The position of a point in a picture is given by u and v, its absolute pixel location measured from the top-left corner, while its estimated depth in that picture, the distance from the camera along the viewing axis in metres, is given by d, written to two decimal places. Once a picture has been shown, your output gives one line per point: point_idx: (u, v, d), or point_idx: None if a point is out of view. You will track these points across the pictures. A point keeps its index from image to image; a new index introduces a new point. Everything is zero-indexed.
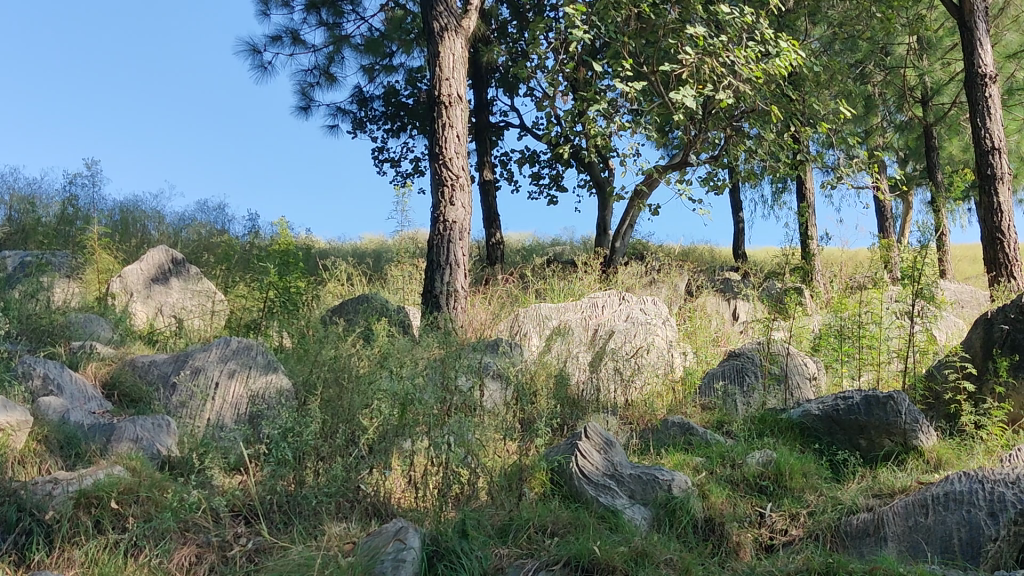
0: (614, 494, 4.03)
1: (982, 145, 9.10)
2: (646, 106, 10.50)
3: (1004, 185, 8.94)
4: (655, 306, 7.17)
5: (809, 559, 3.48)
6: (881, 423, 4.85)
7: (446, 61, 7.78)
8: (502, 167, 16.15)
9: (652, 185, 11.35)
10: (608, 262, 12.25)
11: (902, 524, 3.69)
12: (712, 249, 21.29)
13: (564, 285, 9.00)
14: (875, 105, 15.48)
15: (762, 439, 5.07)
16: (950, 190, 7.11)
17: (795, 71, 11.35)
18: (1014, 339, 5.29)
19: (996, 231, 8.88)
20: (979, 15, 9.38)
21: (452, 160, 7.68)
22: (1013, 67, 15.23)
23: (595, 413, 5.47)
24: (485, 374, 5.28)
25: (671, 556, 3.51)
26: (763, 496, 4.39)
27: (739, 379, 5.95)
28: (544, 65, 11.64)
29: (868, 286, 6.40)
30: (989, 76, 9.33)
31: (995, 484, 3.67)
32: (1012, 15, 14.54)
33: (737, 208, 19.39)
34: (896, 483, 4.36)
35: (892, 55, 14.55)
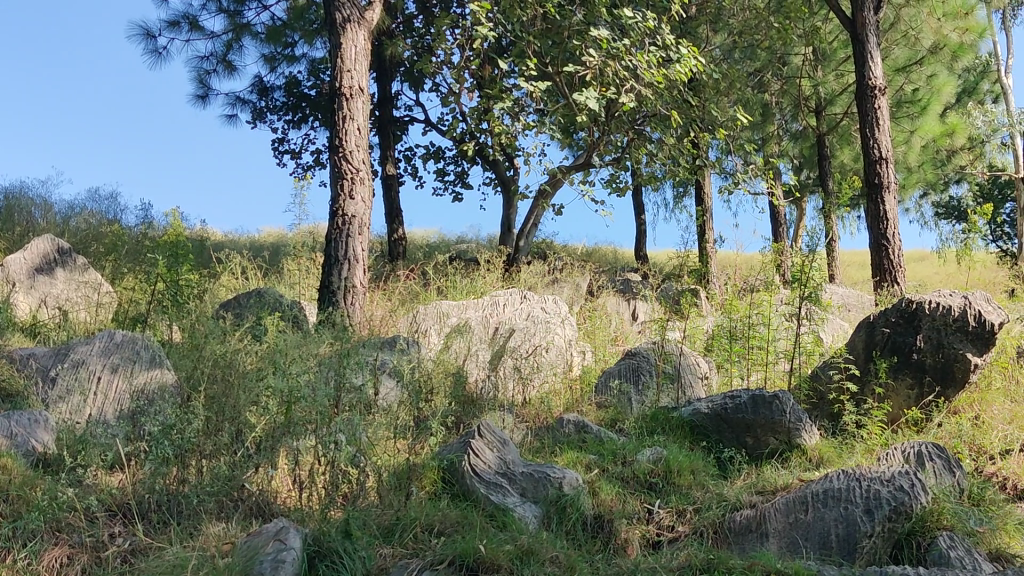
0: (505, 492, 4.00)
1: (870, 155, 9.39)
2: (550, 106, 10.52)
3: (890, 194, 9.23)
4: (555, 305, 7.17)
5: (692, 555, 3.50)
6: (767, 422, 4.94)
7: (348, 53, 7.66)
8: (406, 161, 16.04)
9: (556, 186, 11.37)
10: (511, 260, 12.26)
11: (783, 520, 3.74)
12: (614, 250, 21.53)
13: (465, 282, 8.95)
14: (770, 112, 15.76)
15: (652, 437, 5.11)
16: (840, 196, 7.30)
17: (696, 78, 11.50)
18: (894, 343, 5.45)
19: (882, 238, 9.14)
20: (871, 29, 9.69)
21: (352, 153, 7.55)
22: (902, 81, 15.78)
23: (491, 412, 5.42)
24: (380, 372, 5.19)
25: (557, 554, 3.49)
26: (651, 493, 4.42)
27: (634, 377, 6.00)
28: (449, 61, 11.56)
29: (758, 288, 6.53)
30: (878, 89, 9.64)
31: (871, 482, 3.77)
32: (900, 30, 15.04)
33: (638, 211, 19.63)
34: (779, 480, 4.46)
35: (788, 65, 14.94)
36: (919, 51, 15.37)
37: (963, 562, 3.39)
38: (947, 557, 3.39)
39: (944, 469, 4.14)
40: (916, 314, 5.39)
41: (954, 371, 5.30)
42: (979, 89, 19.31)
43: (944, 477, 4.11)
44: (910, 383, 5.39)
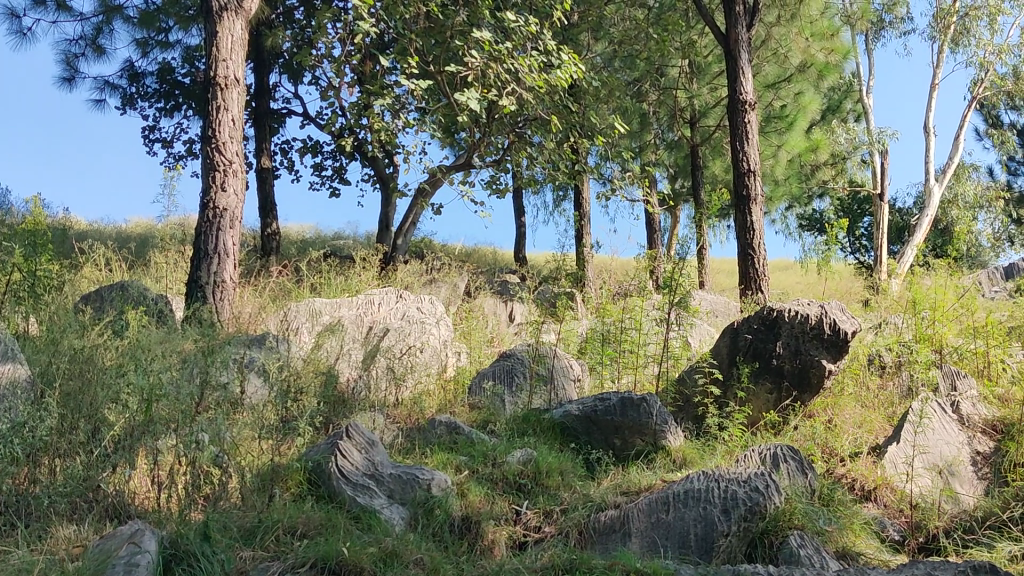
0: (372, 494, 3.97)
1: (739, 166, 9.67)
2: (431, 105, 10.45)
3: (757, 206, 9.54)
4: (431, 305, 7.13)
5: (555, 556, 3.55)
6: (634, 424, 5.05)
7: (224, 41, 7.44)
8: (282, 154, 15.73)
9: (435, 185, 11.33)
10: (389, 259, 12.16)
11: (645, 520, 3.83)
12: (494, 251, 21.64)
13: (340, 280, 8.82)
14: (648, 122, 15.89)
15: (523, 438, 5.15)
16: (710, 206, 7.52)
17: (576, 84, 11.62)
18: (756, 348, 5.65)
19: (748, 247, 9.46)
20: (743, 46, 9.99)
21: (225, 145, 7.35)
22: (771, 97, 16.40)
23: (362, 412, 5.34)
24: (247, 370, 5.06)
25: (421, 556, 3.48)
26: (519, 494, 4.45)
27: (508, 379, 6.02)
28: (329, 54, 11.39)
29: (630, 292, 6.66)
30: (748, 103, 9.92)
31: (729, 483, 3.90)
32: (771, 48, 15.66)
33: (518, 213, 19.78)
34: (642, 481, 4.57)
35: (665, 76, 15.28)
36: (788, 69, 16.06)
37: (811, 560, 3.53)
38: (797, 555, 3.52)
39: (796, 470, 4.31)
40: (777, 321, 5.59)
41: (810, 376, 5.52)
42: (843, 107, 20.23)
43: (797, 478, 4.27)
44: (770, 387, 5.60)
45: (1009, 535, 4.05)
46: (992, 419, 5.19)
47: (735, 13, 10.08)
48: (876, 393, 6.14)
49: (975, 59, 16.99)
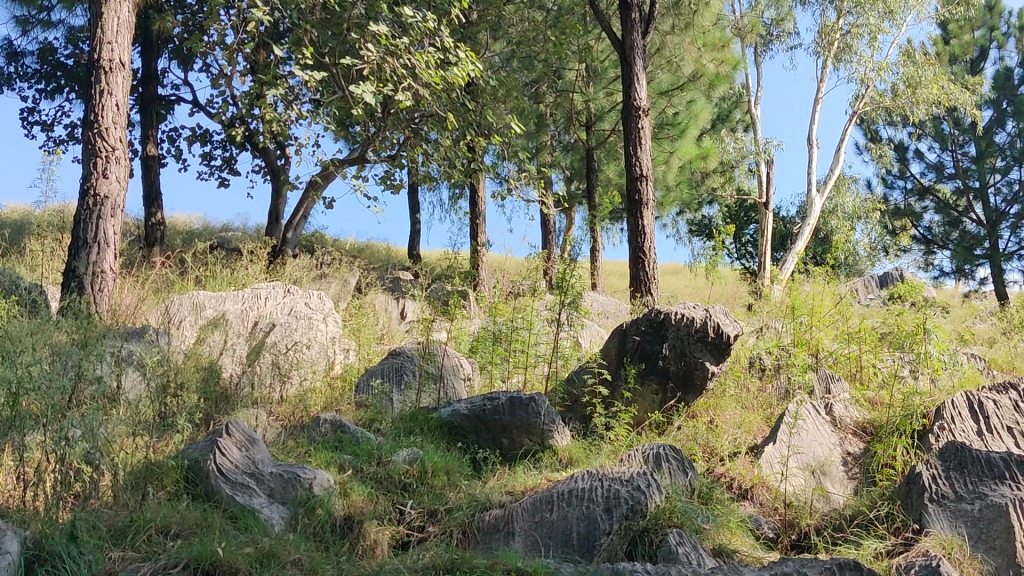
0: (251, 493, 3.88)
1: (632, 171, 9.78)
2: (326, 97, 10.25)
3: (648, 210, 9.67)
4: (319, 301, 7.00)
5: (437, 555, 3.54)
6: (521, 424, 5.07)
7: (110, 23, 7.14)
8: (169, 141, 15.25)
9: (328, 178, 11.15)
10: (278, 252, 11.91)
11: (529, 520, 3.86)
12: (388, 248, 21.47)
13: (227, 273, 8.59)
14: (544, 123, 15.92)
15: (409, 437, 5.11)
16: (602, 208, 7.60)
17: (473, 82, 11.59)
18: (643, 350, 5.74)
19: (639, 250, 9.56)
20: (638, 52, 10.10)
21: (108, 131, 7.07)
22: (664, 104, 16.71)
23: (245, 409, 5.22)
24: (125, 365, 4.88)
25: (299, 557, 3.42)
26: (403, 493, 4.40)
27: (397, 377, 5.97)
28: (221, 42, 11.09)
29: (522, 292, 6.67)
30: (642, 109, 10.06)
31: (613, 482, 3.96)
32: (665, 56, 15.99)
33: (413, 210, 19.66)
34: (528, 480, 4.59)
35: (563, 79, 15.32)
36: (681, 77, 16.39)
37: (688, 558, 3.58)
38: (675, 553, 3.58)
39: (677, 470, 4.40)
40: (664, 324, 5.70)
41: (694, 378, 5.65)
42: (732, 117, 20.80)
43: (677, 477, 4.36)
44: (656, 388, 5.70)
45: (874, 533, 4.19)
46: (862, 421, 5.41)
47: (632, 20, 10.18)
48: (756, 395, 6.31)
49: (857, 74, 17.65)
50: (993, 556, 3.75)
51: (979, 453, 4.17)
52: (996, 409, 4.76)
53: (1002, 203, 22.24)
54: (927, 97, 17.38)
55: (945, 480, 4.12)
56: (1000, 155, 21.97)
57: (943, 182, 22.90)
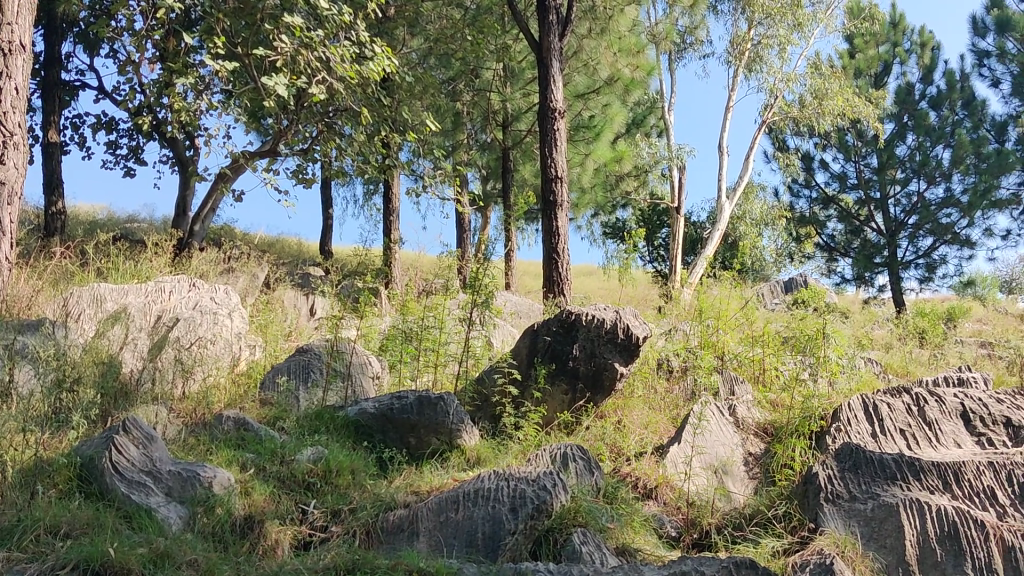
0: (148, 492, 3.78)
1: (548, 172, 9.81)
2: (237, 88, 10.03)
3: (562, 211, 9.70)
4: (226, 295, 6.85)
5: (338, 556, 3.50)
6: (429, 423, 5.04)
7: (11, 3, 6.79)
8: (73, 127, 14.75)
9: (237, 171, 10.91)
10: (184, 245, 11.62)
11: (433, 520, 3.84)
12: (299, 243, 21.17)
13: (130, 265, 8.34)
14: (461, 122, 15.85)
15: (314, 436, 5.03)
16: (515, 208, 7.61)
17: (390, 78, 11.47)
18: (553, 350, 5.75)
19: (553, 251, 9.59)
20: (555, 54, 10.13)
21: (7, 116, 6.72)
22: (580, 106, 16.84)
23: (144, 406, 5.08)
24: (17, 359, 4.70)
25: (195, 557, 3.33)
26: (307, 492, 4.33)
27: (303, 375, 5.88)
28: (129, 27, 10.76)
29: (434, 291, 6.63)
30: (558, 112, 10.09)
31: (519, 482, 3.96)
32: (581, 59, 16.08)
33: (326, 205, 19.41)
34: (434, 480, 4.57)
35: (480, 78, 15.29)
36: (597, 81, 16.43)
37: (592, 557, 3.59)
38: (578, 552, 3.59)
39: (584, 470, 4.43)
40: (575, 324, 5.72)
41: (603, 378, 5.70)
42: (646, 121, 21.10)
43: (584, 477, 4.40)
44: (565, 388, 5.71)
45: (772, 532, 4.29)
46: (764, 423, 5.55)
47: (549, 22, 10.22)
48: (663, 396, 6.38)
49: (766, 84, 18.09)
50: (884, 554, 3.87)
51: (873, 455, 4.31)
52: (890, 412, 4.90)
53: (901, 214, 23.06)
54: (833, 109, 17.89)
55: (840, 481, 4.25)
56: (900, 168, 22.76)
57: (847, 192, 23.62)
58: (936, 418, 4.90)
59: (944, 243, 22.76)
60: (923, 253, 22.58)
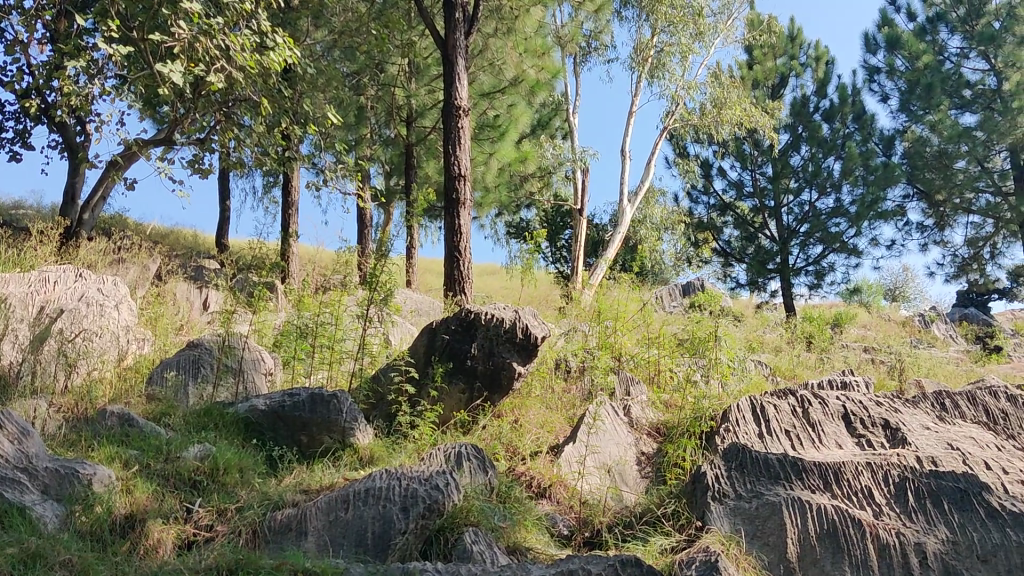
0: (22, 489, 3.64)
1: (451, 170, 9.77)
2: (132, 73, 9.70)
3: (464, 210, 9.66)
4: (113, 287, 6.62)
5: (220, 556, 3.42)
6: (322, 421, 4.97)
7: None
8: None
9: (130, 159, 10.56)
10: (71, 234, 11.17)
11: (323, 519, 3.78)
12: (195, 235, 20.63)
13: (11, 254, 7.99)
14: (364, 116, 15.67)
15: (203, 433, 4.90)
16: (416, 204, 7.57)
17: (292, 69, 11.26)
18: (452, 349, 5.73)
19: (455, 249, 9.53)
20: (460, 52, 10.10)
21: None
22: (485, 105, 16.83)
23: (22, 401, 4.86)
24: None
25: (68, 557, 3.23)
26: (192, 492, 4.21)
27: (193, 370, 5.73)
28: (16, 5, 10.28)
29: (333, 287, 6.53)
30: (463, 110, 10.06)
31: (410, 481, 3.94)
32: (487, 59, 16.10)
33: (223, 197, 18.96)
34: (325, 479, 4.50)
35: (385, 73, 15.14)
36: (503, 80, 16.67)
37: (482, 556, 3.58)
38: (469, 551, 3.57)
39: (477, 469, 4.43)
40: (473, 323, 5.72)
41: (501, 377, 5.70)
42: (551, 122, 21.26)
43: (477, 476, 4.40)
44: (462, 387, 5.70)
45: (661, 530, 4.37)
46: (657, 423, 5.66)
47: (455, 19, 10.18)
48: (560, 395, 6.41)
49: (668, 91, 18.41)
50: (767, 551, 3.98)
51: (758, 455, 4.43)
52: (776, 413, 5.04)
53: (794, 222, 23.80)
54: (731, 118, 18.33)
55: (727, 481, 4.36)
56: (793, 177, 23.49)
57: (743, 199, 24.26)
58: (819, 420, 5.07)
59: (833, 251, 23.56)
60: (813, 260, 23.34)
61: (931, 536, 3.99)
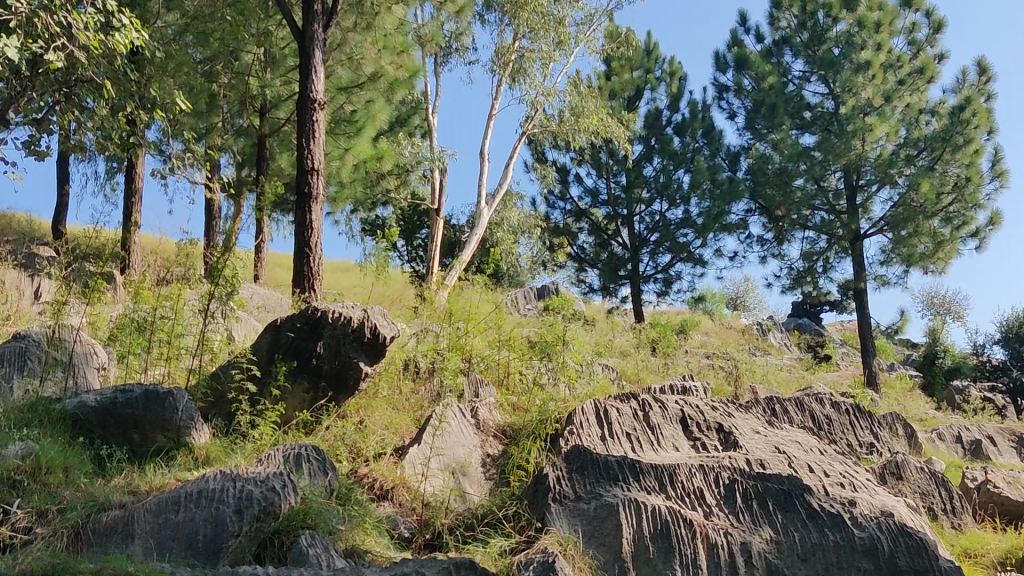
0: None
1: (304, 164, 9.58)
2: None
3: (317, 204, 9.48)
4: None
5: (38, 560, 3.26)
6: (156, 419, 4.80)
7: None
8: None
9: None
10: None
11: (152, 521, 3.65)
12: (30, 220, 19.52)
13: None
14: (216, 104, 15.12)
15: (25, 430, 4.62)
16: (263, 197, 7.38)
17: (139, 51, 10.79)
18: (296, 348, 5.63)
19: (305, 245, 9.32)
20: (318, 44, 9.93)
21: None
22: (342, 99, 16.56)
23: None
24: None
25: None
26: (10, 491, 3.98)
27: (20, 363, 5.40)
28: None
29: (175, 281, 6.31)
30: (318, 103, 9.90)
31: (246, 483, 3.84)
32: (345, 53, 15.99)
33: (61, 181, 17.99)
34: (154, 480, 4.34)
35: (239, 61, 14.68)
36: (360, 75, 16.46)
37: (318, 559, 3.53)
38: (304, 554, 3.50)
39: (317, 470, 4.37)
40: (320, 321, 5.63)
41: (346, 377, 5.63)
42: (410, 121, 21.13)
43: (317, 477, 4.34)
44: (306, 387, 5.60)
45: (502, 531, 4.40)
46: (503, 425, 5.70)
47: (314, 12, 10.00)
48: (407, 397, 6.33)
49: (527, 96, 18.62)
50: (602, 551, 4.07)
51: (599, 457, 4.54)
52: (619, 416, 5.18)
53: (645, 230, 24.50)
54: (588, 126, 18.69)
55: (568, 482, 4.45)
56: (646, 187, 24.19)
57: (597, 206, 24.79)
58: (658, 423, 5.24)
59: (680, 260, 24.37)
60: (662, 268, 24.08)
61: (756, 536, 4.20)
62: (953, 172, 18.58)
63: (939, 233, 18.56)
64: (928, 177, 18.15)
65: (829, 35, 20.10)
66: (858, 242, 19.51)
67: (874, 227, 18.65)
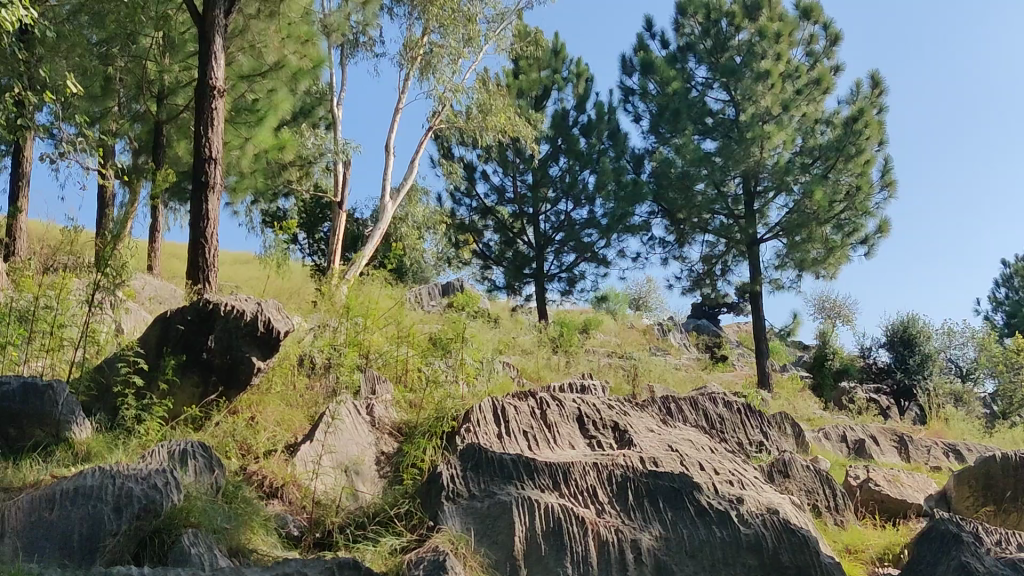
0: None
1: (201, 152, 9.33)
2: None
3: (213, 194, 9.26)
4: None
5: None
6: (34, 413, 4.62)
7: None
8: None
9: None
10: None
11: (22, 519, 3.54)
12: None
13: None
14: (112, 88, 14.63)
15: None
16: (155, 185, 7.18)
17: (28, 30, 10.37)
18: (187, 340, 5.49)
19: (200, 236, 9.09)
20: (218, 30, 9.67)
21: None
22: (244, 88, 16.21)
23: None
24: None
25: None
26: None
27: None
28: None
29: (60, 270, 6.08)
30: (218, 90, 9.65)
31: (125, 479, 3.73)
32: (249, 42, 15.20)
33: None
34: (29, 476, 4.19)
35: (137, 44, 14.23)
36: (263, 64, 15.94)
37: (201, 559, 3.44)
38: (186, 554, 3.42)
39: (203, 468, 4.27)
40: (211, 314, 5.46)
41: (238, 373, 5.52)
42: (315, 112, 20.84)
43: (202, 475, 4.24)
44: (196, 381, 5.47)
45: (392, 530, 4.37)
46: (399, 422, 5.65)
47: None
48: (302, 392, 6.26)
49: (435, 91, 18.54)
50: (495, 549, 4.08)
51: (494, 455, 4.54)
52: (516, 414, 5.19)
53: (550, 230, 24.69)
54: (495, 124, 18.73)
55: (462, 480, 4.44)
56: (552, 187, 24.38)
57: (504, 204, 24.88)
58: (555, 421, 5.28)
59: (585, 260, 24.62)
60: (566, 267, 24.30)
61: (646, 533, 4.27)
62: (845, 181, 19.19)
63: (830, 239, 19.20)
64: (821, 185, 18.75)
65: (731, 44, 20.63)
66: (754, 246, 20.03)
67: (770, 231, 19.18)
